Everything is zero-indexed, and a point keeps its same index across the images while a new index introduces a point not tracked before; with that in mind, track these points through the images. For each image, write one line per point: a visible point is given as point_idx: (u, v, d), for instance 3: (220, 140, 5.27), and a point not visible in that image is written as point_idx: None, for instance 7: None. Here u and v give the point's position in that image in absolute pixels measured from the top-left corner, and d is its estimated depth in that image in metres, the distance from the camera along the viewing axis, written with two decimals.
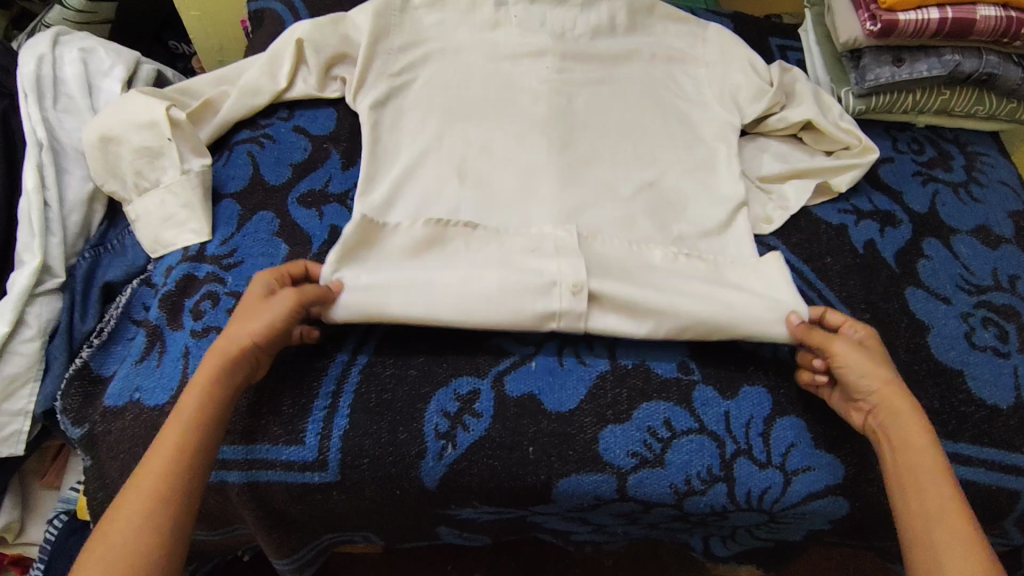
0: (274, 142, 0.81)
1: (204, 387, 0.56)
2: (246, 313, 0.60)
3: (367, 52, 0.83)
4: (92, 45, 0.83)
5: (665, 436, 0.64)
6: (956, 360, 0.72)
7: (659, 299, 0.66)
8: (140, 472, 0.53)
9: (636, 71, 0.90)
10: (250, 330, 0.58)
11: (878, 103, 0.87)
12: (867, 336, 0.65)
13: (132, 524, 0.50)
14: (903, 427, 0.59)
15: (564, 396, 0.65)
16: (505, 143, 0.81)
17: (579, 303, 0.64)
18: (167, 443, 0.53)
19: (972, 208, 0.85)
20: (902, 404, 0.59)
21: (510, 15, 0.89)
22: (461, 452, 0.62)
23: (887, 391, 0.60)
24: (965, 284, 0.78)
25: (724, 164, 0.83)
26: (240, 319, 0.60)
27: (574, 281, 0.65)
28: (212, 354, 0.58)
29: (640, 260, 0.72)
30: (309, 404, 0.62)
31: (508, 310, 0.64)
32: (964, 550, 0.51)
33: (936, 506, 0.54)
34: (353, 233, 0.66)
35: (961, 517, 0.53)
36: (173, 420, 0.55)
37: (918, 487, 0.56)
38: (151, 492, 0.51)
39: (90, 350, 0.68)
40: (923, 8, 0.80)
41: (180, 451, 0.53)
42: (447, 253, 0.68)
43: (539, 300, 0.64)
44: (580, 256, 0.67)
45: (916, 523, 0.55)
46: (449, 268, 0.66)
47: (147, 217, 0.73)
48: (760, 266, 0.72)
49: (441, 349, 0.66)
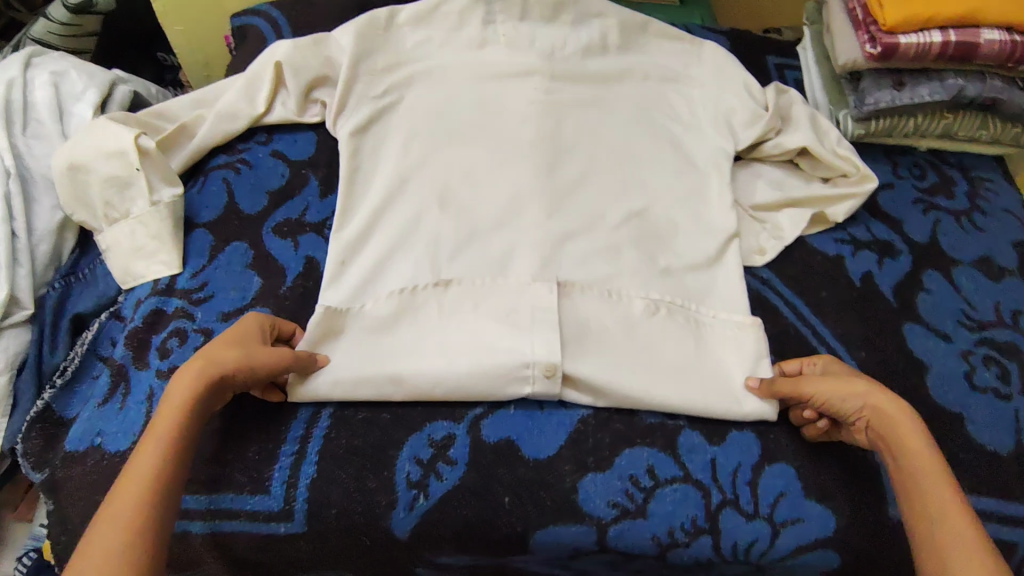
0: (250, 168, 0.78)
1: (178, 410, 0.54)
2: (224, 342, 0.58)
3: (348, 74, 0.80)
4: (64, 67, 0.81)
5: (647, 485, 0.61)
6: (955, 403, 0.69)
7: (634, 384, 0.64)
8: (110, 500, 0.50)
9: (628, 91, 0.87)
10: (228, 358, 0.56)
11: (878, 127, 0.83)
12: (827, 363, 0.65)
13: (103, 553, 0.47)
14: (902, 435, 0.56)
15: (542, 442, 0.62)
16: (488, 170, 0.78)
17: (554, 385, 0.63)
18: (140, 468, 0.51)
19: (975, 237, 0.82)
20: (894, 410, 0.57)
21: (498, 33, 0.86)
22: (433, 502, 0.59)
23: (878, 403, 0.58)
24: (966, 319, 0.75)
25: (716, 193, 0.80)
26: (217, 348, 0.57)
27: (548, 363, 0.63)
28: (182, 379, 0.55)
29: (619, 315, 0.68)
30: (276, 450, 0.60)
31: (480, 385, 0.62)
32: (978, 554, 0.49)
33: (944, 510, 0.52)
34: (317, 326, 0.64)
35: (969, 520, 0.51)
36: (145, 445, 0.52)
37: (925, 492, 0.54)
38: (126, 522, 0.48)
39: (53, 390, 0.66)
40: (926, 31, 0.77)
41: (155, 478, 0.51)
42: (419, 324, 0.66)
43: (511, 387, 0.63)
44: (553, 332, 0.64)
45: (930, 528, 0.52)
46: (422, 340, 0.65)
47: (117, 247, 0.71)
48: (738, 331, 0.69)
49: (410, 405, 0.63)
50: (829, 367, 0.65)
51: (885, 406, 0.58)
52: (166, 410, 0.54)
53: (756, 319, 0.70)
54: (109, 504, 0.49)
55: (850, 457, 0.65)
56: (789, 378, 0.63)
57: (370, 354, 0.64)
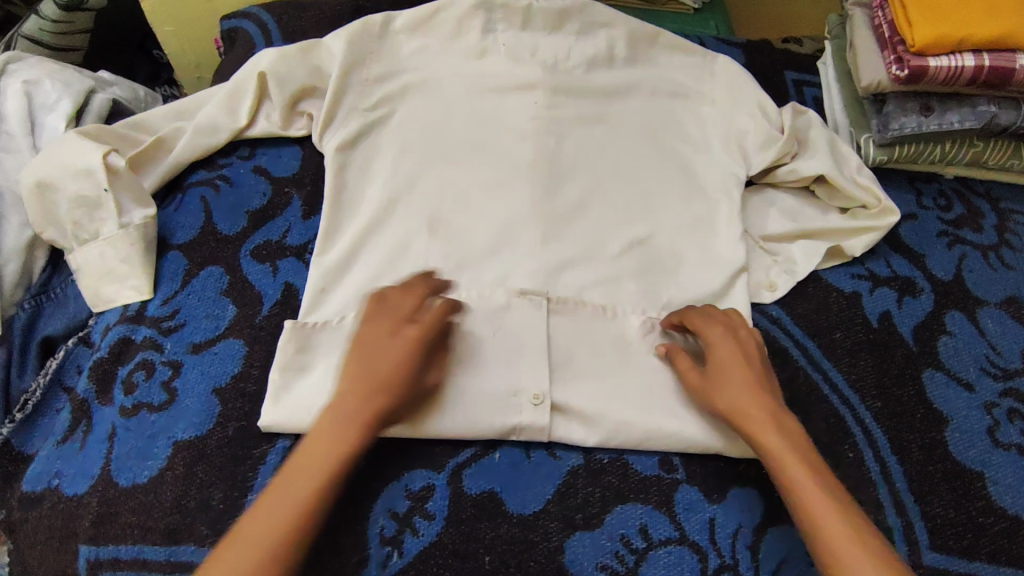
0: (230, 185, 0.74)
1: (334, 459, 0.52)
2: (392, 364, 0.55)
3: (336, 86, 0.75)
4: (38, 77, 0.78)
5: (639, 546, 0.57)
6: (978, 461, 0.64)
7: (630, 411, 0.62)
8: (237, 540, 0.48)
9: (635, 108, 0.81)
10: (393, 396, 0.55)
11: (902, 154, 0.78)
12: (720, 337, 0.62)
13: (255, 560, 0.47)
14: (762, 436, 0.56)
15: (527, 496, 0.58)
16: (482, 190, 0.73)
17: (541, 415, 0.60)
18: (279, 516, 0.49)
19: (1003, 275, 0.77)
20: (752, 406, 0.57)
21: (498, 42, 0.80)
22: (408, 560, 0.55)
23: (737, 401, 0.58)
24: (991, 367, 0.70)
25: (724, 222, 0.74)
26: (383, 369, 0.55)
27: (536, 391, 0.61)
28: (345, 422, 0.53)
29: (612, 334, 0.66)
30: (242, 499, 0.57)
31: (463, 426, 0.59)
32: (865, 550, 0.50)
33: (819, 506, 0.52)
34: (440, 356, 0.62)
35: (847, 510, 0.52)
36: (288, 487, 0.50)
37: (793, 486, 0.54)
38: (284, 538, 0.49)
39: (13, 424, 0.64)
40: (957, 54, 0.71)
41: (293, 529, 0.49)
42: (518, 334, 0.64)
43: (499, 417, 0.60)
44: (543, 360, 0.62)
45: (809, 527, 0.52)
46: (524, 351, 0.63)
47: (85, 269, 0.67)
48: None
49: (388, 451, 0.59)
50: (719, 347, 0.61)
51: (741, 404, 0.58)
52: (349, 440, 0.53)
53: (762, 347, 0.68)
54: (235, 543, 0.48)
55: None
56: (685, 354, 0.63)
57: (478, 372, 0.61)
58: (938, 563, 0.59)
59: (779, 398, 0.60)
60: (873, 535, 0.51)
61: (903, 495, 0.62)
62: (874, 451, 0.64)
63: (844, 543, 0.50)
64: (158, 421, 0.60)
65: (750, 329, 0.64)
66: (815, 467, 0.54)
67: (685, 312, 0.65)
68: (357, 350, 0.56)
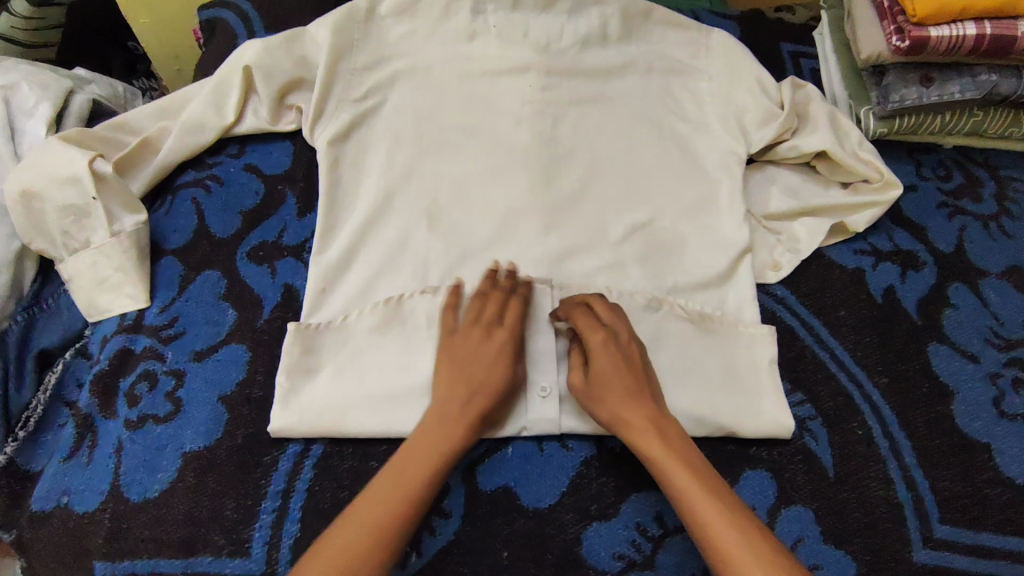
0: (220, 185, 0.72)
1: (441, 453, 0.54)
2: (486, 371, 0.58)
3: (324, 77, 0.72)
4: (14, 81, 0.75)
5: (655, 533, 0.57)
6: (983, 433, 0.65)
7: None
8: (349, 521, 0.51)
9: (631, 87, 0.79)
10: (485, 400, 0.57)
11: (902, 126, 0.78)
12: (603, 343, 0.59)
13: (358, 540, 0.50)
14: (646, 445, 0.55)
15: (542, 490, 0.58)
16: (480, 180, 0.71)
17: (550, 407, 0.61)
18: (390, 503, 0.51)
19: (1003, 244, 0.77)
20: (633, 415, 0.56)
21: (488, 24, 0.77)
22: (426, 559, 0.55)
23: (619, 412, 0.57)
24: (994, 338, 0.71)
25: (726, 202, 0.73)
26: (474, 374, 0.58)
27: (543, 384, 0.61)
28: (445, 423, 0.56)
29: None
30: (255, 507, 0.56)
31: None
32: (754, 548, 0.49)
33: (704, 507, 0.52)
34: None
35: (735, 513, 0.51)
36: (400, 470, 0.53)
37: (678, 493, 0.53)
38: (390, 517, 0.51)
39: (17, 442, 0.64)
40: (958, 22, 0.70)
41: (401, 515, 0.51)
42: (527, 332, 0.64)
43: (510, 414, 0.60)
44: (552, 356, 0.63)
45: (703, 533, 0.51)
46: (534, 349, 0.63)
47: (79, 278, 0.66)
48: (752, 342, 0.66)
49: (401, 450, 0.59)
50: (602, 361, 0.58)
51: (623, 416, 0.56)
52: (448, 435, 0.55)
53: (771, 327, 0.67)
54: (345, 526, 0.50)
55: (870, 497, 0.61)
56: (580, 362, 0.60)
57: None
58: (947, 536, 0.60)
59: (661, 404, 0.58)
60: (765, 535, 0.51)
61: (913, 471, 0.62)
62: (883, 427, 0.64)
63: (733, 548, 0.50)
64: (164, 432, 0.59)
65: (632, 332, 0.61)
66: (699, 471, 0.54)
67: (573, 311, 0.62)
68: (449, 360, 0.59)
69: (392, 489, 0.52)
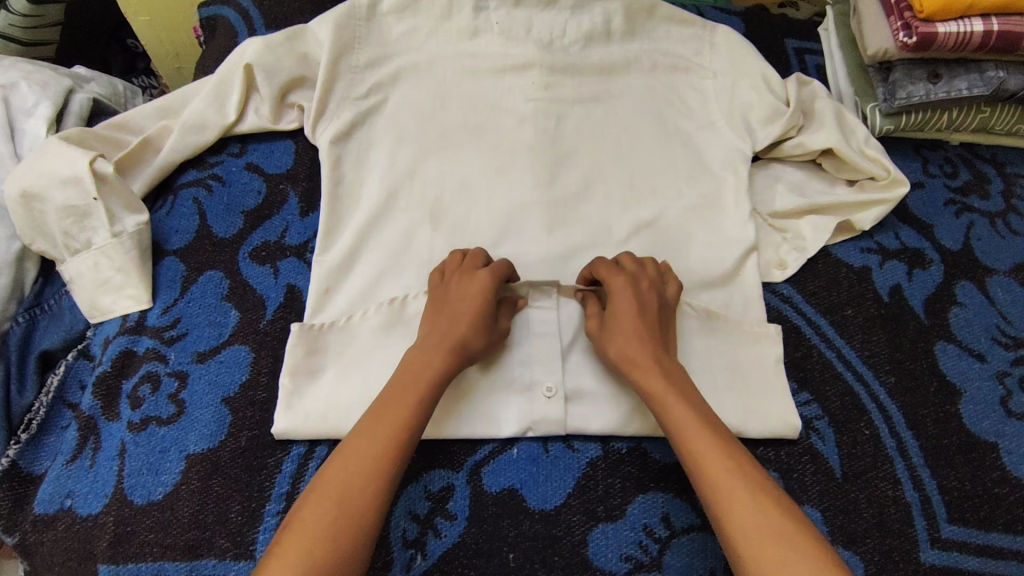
0: (222, 185, 0.72)
1: (425, 383, 0.54)
2: (463, 311, 0.58)
3: (325, 75, 0.71)
4: (13, 80, 0.75)
5: (662, 535, 0.57)
6: (991, 432, 0.65)
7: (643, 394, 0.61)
8: (342, 456, 0.50)
9: (635, 84, 0.78)
10: (464, 332, 0.57)
11: (909, 122, 0.77)
12: (625, 284, 0.60)
13: (347, 477, 0.49)
14: (647, 381, 0.56)
15: (547, 491, 0.58)
16: (483, 178, 0.71)
17: (555, 408, 0.60)
18: (382, 434, 0.51)
19: (1011, 242, 0.76)
20: (641, 353, 0.57)
21: (491, 21, 0.76)
22: (431, 562, 0.55)
23: (627, 350, 0.58)
24: (1001, 336, 0.70)
25: (731, 200, 0.73)
26: (455, 311, 0.58)
27: (548, 383, 0.61)
28: (427, 353, 0.56)
29: None
30: (259, 510, 0.56)
31: (476, 418, 0.60)
32: (740, 475, 0.50)
33: (695, 437, 0.52)
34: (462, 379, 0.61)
35: (726, 445, 0.52)
36: (384, 406, 0.53)
37: (672, 425, 0.54)
38: (380, 450, 0.51)
39: (18, 446, 0.63)
40: (966, 19, 0.69)
41: (391, 449, 0.51)
42: (529, 329, 0.63)
43: (516, 415, 0.60)
44: (557, 357, 0.62)
45: (691, 461, 0.52)
46: (535, 345, 0.62)
47: (80, 280, 0.66)
48: (759, 341, 0.66)
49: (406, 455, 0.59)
50: (619, 299, 0.60)
51: (629, 353, 0.57)
52: (429, 366, 0.55)
53: (777, 326, 0.67)
54: (338, 462, 0.50)
55: (878, 495, 0.60)
56: (598, 306, 0.63)
57: (506, 369, 0.62)
58: (956, 536, 0.60)
59: (670, 350, 0.60)
60: (751, 466, 0.51)
61: (921, 470, 0.62)
62: (890, 427, 0.64)
63: (721, 476, 0.50)
64: (167, 435, 0.59)
65: (654, 279, 0.62)
66: (696, 407, 0.55)
67: (596, 263, 0.64)
68: (434, 306, 0.60)
69: (378, 423, 0.52)
